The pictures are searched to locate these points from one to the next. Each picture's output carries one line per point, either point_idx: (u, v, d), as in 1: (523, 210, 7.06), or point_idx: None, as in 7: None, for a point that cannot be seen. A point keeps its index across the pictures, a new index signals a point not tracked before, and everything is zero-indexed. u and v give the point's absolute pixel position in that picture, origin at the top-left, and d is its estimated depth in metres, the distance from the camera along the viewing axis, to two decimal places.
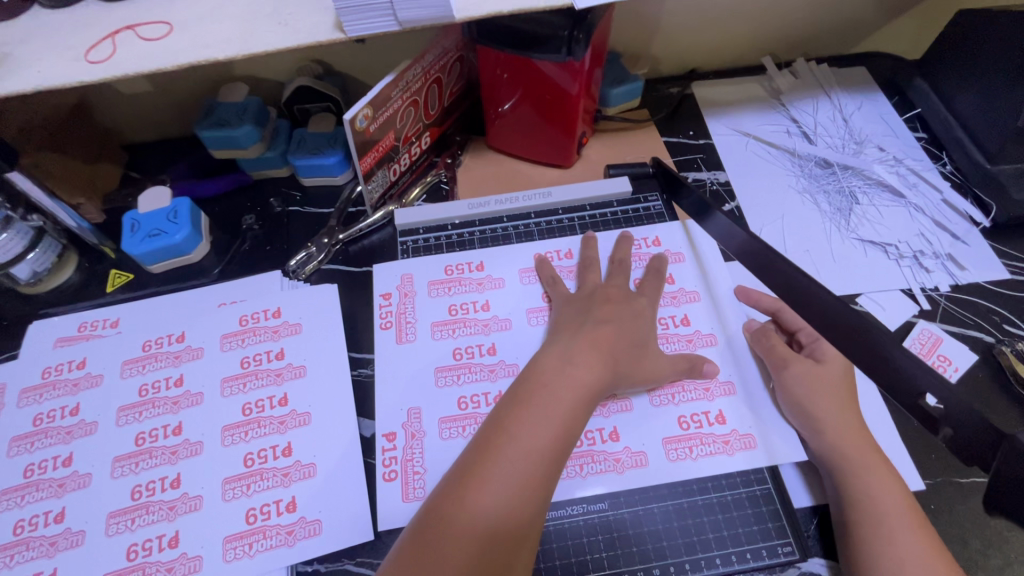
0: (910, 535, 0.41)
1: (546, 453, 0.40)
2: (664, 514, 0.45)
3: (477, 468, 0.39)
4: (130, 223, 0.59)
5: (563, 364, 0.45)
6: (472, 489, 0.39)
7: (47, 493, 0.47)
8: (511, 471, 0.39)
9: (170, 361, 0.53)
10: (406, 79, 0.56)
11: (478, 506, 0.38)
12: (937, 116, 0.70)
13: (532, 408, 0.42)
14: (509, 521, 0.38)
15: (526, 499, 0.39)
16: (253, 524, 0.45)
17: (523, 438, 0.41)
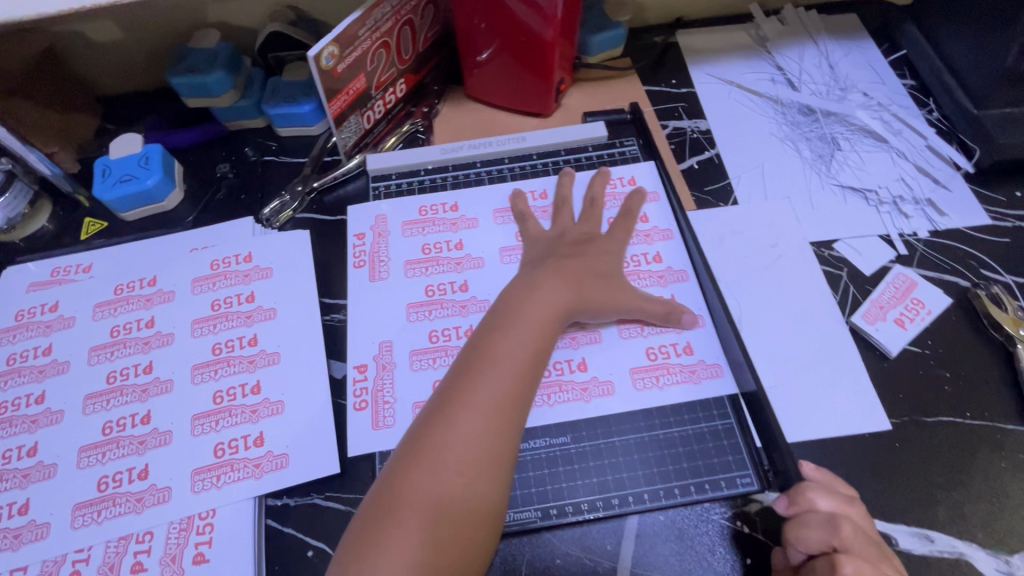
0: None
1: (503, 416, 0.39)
2: (626, 447, 0.46)
3: (437, 418, 0.39)
4: (102, 167, 0.59)
5: (517, 324, 0.44)
6: (430, 459, 0.37)
7: (20, 429, 0.47)
8: (469, 435, 0.38)
9: (142, 304, 0.53)
10: (374, 17, 0.55)
11: (432, 477, 0.37)
12: (926, 62, 0.68)
13: (485, 371, 0.41)
14: (470, 488, 0.37)
15: (488, 459, 0.38)
16: (221, 457, 0.46)
17: (480, 400, 0.40)
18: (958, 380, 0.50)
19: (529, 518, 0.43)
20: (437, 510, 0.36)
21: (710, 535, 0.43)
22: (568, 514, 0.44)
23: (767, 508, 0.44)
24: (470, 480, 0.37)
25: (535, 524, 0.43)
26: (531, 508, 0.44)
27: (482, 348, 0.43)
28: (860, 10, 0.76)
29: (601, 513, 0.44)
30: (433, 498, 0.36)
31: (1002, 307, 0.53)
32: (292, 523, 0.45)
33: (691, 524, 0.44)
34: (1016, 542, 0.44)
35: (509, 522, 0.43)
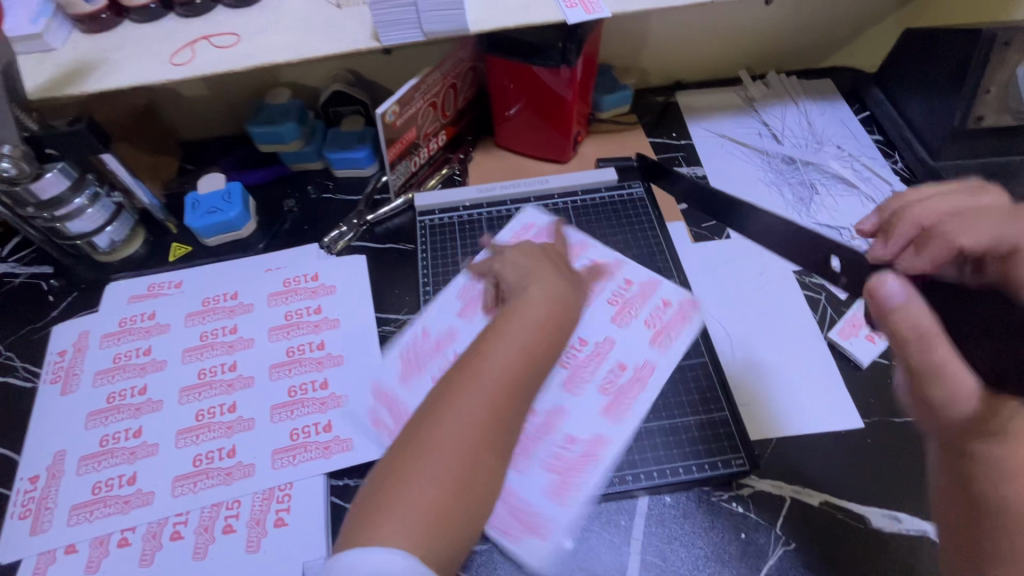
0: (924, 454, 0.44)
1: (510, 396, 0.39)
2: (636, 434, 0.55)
3: (439, 401, 0.38)
4: (191, 201, 0.70)
5: (520, 317, 0.42)
6: (431, 435, 0.36)
7: (126, 414, 0.56)
8: (474, 406, 0.37)
9: (226, 314, 0.63)
10: (426, 84, 0.67)
11: (436, 450, 0.36)
12: (891, 120, 0.80)
13: (488, 361, 0.39)
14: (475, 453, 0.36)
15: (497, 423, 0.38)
16: (295, 440, 0.54)
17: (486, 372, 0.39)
18: None
19: None
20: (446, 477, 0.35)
21: (709, 513, 0.52)
22: None
23: (757, 492, 0.53)
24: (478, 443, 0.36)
25: None
26: None
27: (488, 336, 0.42)
28: (835, 76, 0.88)
29: (617, 490, 0.52)
30: (437, 469, 0.35)
31: None
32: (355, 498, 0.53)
33: (693, 503, 0.52)
34: None
35: None
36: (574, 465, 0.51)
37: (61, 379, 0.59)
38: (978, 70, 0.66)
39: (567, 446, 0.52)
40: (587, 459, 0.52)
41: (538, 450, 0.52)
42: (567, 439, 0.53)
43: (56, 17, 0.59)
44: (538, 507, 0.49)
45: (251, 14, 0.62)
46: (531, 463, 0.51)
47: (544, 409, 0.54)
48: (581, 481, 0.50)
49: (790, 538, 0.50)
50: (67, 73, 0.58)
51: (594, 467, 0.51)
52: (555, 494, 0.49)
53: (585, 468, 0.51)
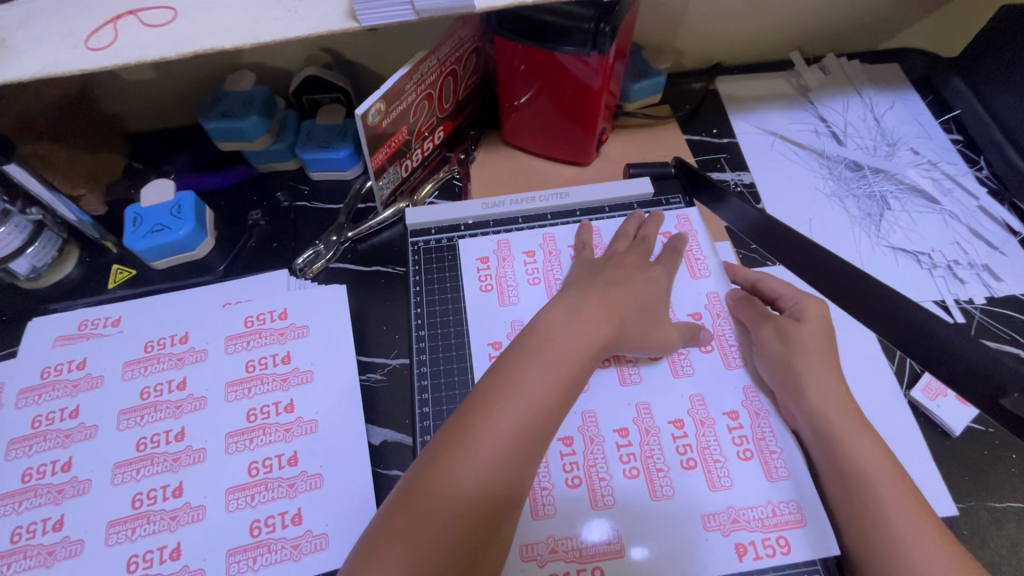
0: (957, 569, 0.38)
1: (512, 462, 0.37)
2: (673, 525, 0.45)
3: (455, 443, 0.37)
4: (133, 215, 0.57)
5: (543, 362, 0.41)
6: (449, 479, 0.36)
7: (45, 499, 0.45)
8: (491, 452, 0.37)
9: (173, 363, 0.51)
10: (421, 71, 0.54)
11: (449, 498, 0.36)
12: (975, 117, 0.66)
13: (489, 425, 0.38)
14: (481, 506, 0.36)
15: (511, 470, 0.37)
16: (257, 536, 0.44)
17: (508, 415, 0.38)
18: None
19: None
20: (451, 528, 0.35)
21: None
22: None
23: None
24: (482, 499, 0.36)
25: None
26: None
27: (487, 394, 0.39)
28: (904, 60, 0.74)
29: None
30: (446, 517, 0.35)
31: None
32: None
33: None
34: None
35: None
36: (705, 457, 0.47)
37: None
38: None
39: (681, 434, 0.48)
40: (708, 434, 0.48)
41: (664, 457, 0.47)
42: (675, 430, 0.49)
43: None
44: (768, 497, 0.46)
45: None
46: (669, 468, 0.47)
47: (626, 418, 0.49)
48: (780, 448, 0.48)
49: None
50: None
51: (717, 433, 0.48)
52: (766, 475, 0.46)
53: (711, 446, 0.48)
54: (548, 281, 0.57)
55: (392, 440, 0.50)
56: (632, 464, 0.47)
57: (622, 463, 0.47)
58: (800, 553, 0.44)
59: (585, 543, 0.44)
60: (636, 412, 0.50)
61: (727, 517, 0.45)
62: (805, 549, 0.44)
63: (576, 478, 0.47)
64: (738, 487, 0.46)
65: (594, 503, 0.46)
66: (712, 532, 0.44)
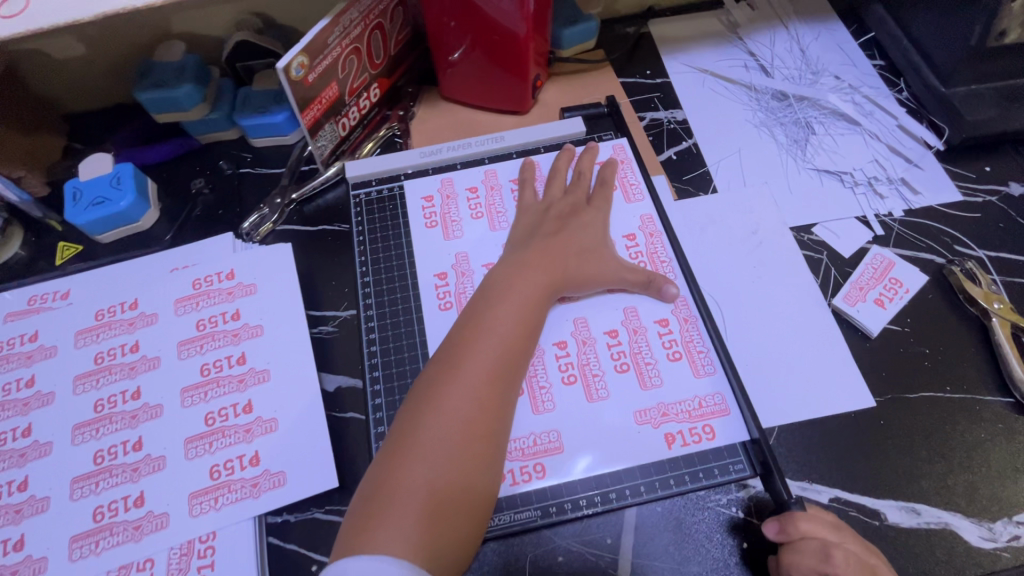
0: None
1: (485, 403, 0.41)
2: (611, 431, 0.47)
3: (432, 393, 0.41)
4: (72, 190, 0.57)
5: (500, 312, 0.46)
6: (427, 427, 0.40)
7: (8, 463, 0.46)
8: (462, 399, 0.41)
9: (125, 328, 0.52)
10: (343, 24, 0.54)
11: (430, 440, 0.39)
12: (894, 42, 0.69)
13: (459, 372, 0.42)
14: (459, 447, 0.39)
15: (483, 414, 0.41)
16: (217, 479, 0.46)
17: (472, 366, 0.42)
18: (937, 356, 0.52)
19: (529, 518, 0.45)
20: (434, 466, 0.38)
21: (707, 522, 0.46)
22: (567, 511, 0.45)
23: (760, 493, 0.46)
24: (461, 438, 0.40)
25: (535, 523, 0.45)
26: (530, 509, 0.45)
27: (459, 339, 0.44)
28: None
29: (599, 508, 0.45)
30: (430, 462, 0.38)
31: (977, 282, 0.54)
32: (295, 538, 0.45)
33: (688, 513, 0.46)
34: (1001, 509, 0.46)
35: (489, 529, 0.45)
36: (640, 360, 0.50)
37: None
38: None
39: (616, 342, 0.51)
40: (641, 340, 0.51)
41: (599, 364, 0.50)
42: (610, 339, 0.51)
43: None
44: (695, 392, 0.49)
45: None
46: (604, 372, 0.50)
47: (565, 332, 0.51)
48: (706, 348, 0.51)
49: None
50: None
51: (649, 339, 0.51)
52: (694, 372, 0.49)
53: (643, 351, 0.51)
54: (490, 215, 0.58)
55: (346, 386, 0.52)
56: (570, 371, 0.50)
57: (561, 371, 0.50)
58: (723, 439, 0.47)
59: (529, 444, 0.47)
60: (574, 326, 0.52)
61: (659, 416, 0.48)
62: (727, 435, 0.47)
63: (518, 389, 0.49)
64: (667, 385, 0.49)
65: (535, 409, 0.48)
66: (646, 435, 0.47)
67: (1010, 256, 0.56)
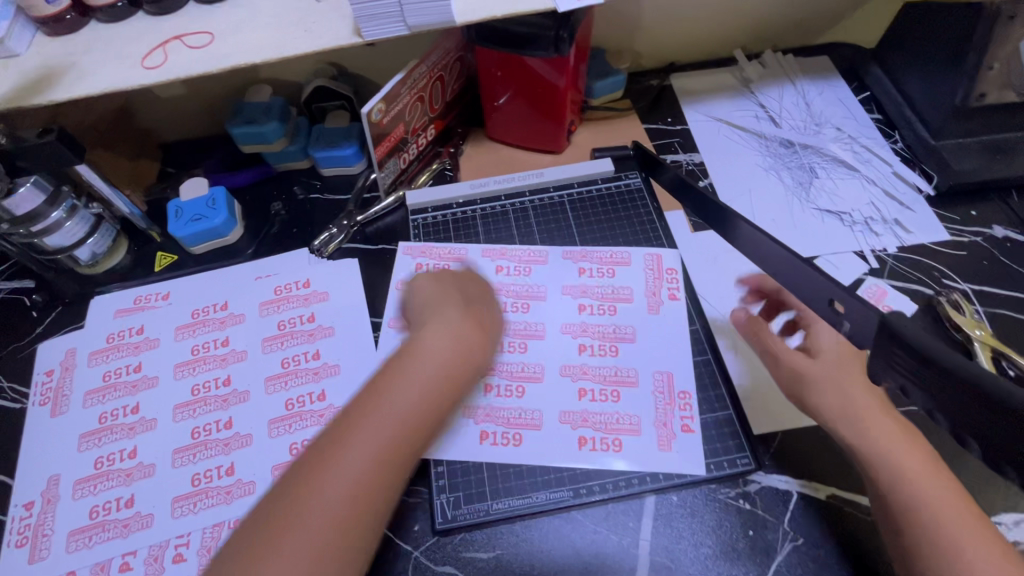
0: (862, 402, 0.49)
1: (393, 451, 0.41)
2: (637, 435, 0.55)
3: (335, 439, 0.40)
4: (173, 209, 0.67)
5: (415, 363, 0.45)
6: (324, 474, 0.38)
7: (120, 434, 0.55)
8: (368, 448, 0.40)
9: (217, 325, 0.61)
10: (412, 78, 0.65)
11: (323, 488, 0.37)
12: (890, 98, 0.77)
13: (372, 417, 0.41)
14: (359, 497, 0.38)
15: (391, 460, 0.40)
16: (295, 455, 0.53)
17: (390, 412, 0.42)
18: None
19: (561, 497, 0.52)
20: (327, 515, 0.37)
21: (717, 511, 0.52)
22: (594, 493, 0.53)
23: (765, 487, 0.53)
24: (361, 486, 0.38)
25: (567, 502, 0.52)
26: (563, 489, 0.53)
27: (376, 386, 0.44)
28: (832, 54, 0.86)
29: (623, 491, 0.53)
30: (321, 512, 0.37)
31: (962, 311, 0.60)
32: None
33: (701, 503, 0.52)
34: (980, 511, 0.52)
35: (532, 505, 0.52)
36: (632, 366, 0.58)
37: (49, 401, 0.58)
38: (979, 50, 0.64)
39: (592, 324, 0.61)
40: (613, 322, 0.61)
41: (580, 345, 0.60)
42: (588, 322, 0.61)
43: (18, 20, 0.56)
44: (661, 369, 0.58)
45: (225, 10, 0.58)
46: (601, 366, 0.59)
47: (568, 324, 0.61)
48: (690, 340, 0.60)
49: (799, 532, 0.50)
50: (32, 81, 0.55)
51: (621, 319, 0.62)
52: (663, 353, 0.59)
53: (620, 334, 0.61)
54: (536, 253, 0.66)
55: None
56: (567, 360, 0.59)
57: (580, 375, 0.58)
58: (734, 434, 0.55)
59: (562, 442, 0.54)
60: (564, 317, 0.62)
61: (684, 423, 0.55)
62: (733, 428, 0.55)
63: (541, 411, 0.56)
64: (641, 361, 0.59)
65: (580, 444, 0.55)
66: (671, 449, 0.54)
67: (993, 290, 0.63)
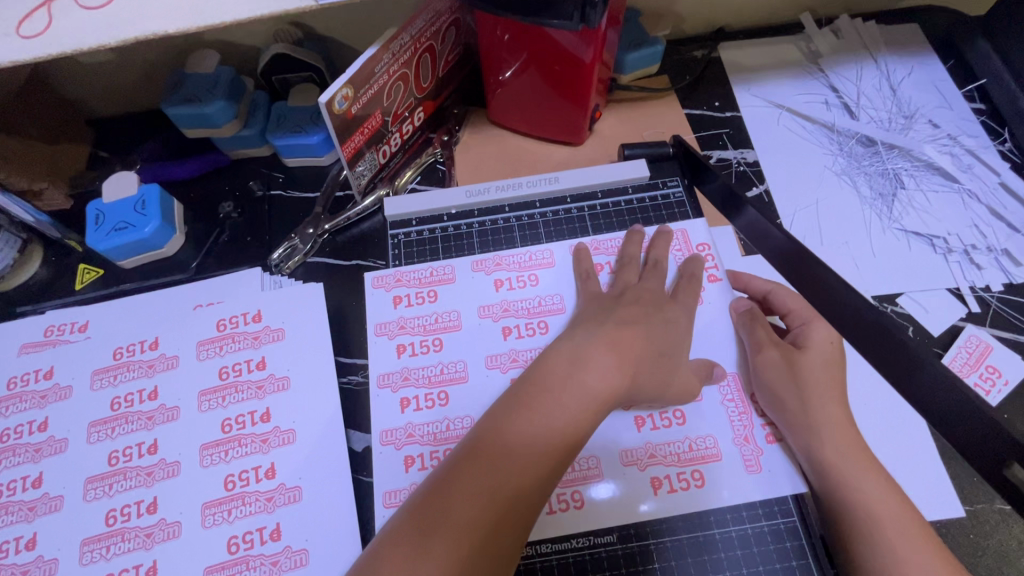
0: (841, 466, 0.41)
1: (539, 466, 0.35)
2: (677, 549, 0.42)
3: (476, 451, 0.36)
4: (94, 213, 0.53)
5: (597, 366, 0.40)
6: (458, 491, 0.34)
7: (17, 517, 0.44)
8: (507, 461, 0.35)
9: (144, 371, 0.49)
10: (393, 49, 0.49)
11: (461, 505, 0.34)
12: (999, 84, 0.61)
13: (514, 426, 0.37)
14: (496, 519, 0.34)
15: (531, 477, 0.35)
16: (235, 553, 0.42)
17: (542, 421, 0.37)
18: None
19: None
20: (461, 534, 0.33)
21: None
22: None
23: None
24: (498, 505, 0.34)
25: None
26: None
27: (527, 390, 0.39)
28: (924, 22, 0.68)
29: None
30: (457, 533, 0.33)
31: None
32: None
33: None
34: None
35: None
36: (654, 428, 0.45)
37: None
38: None
39: None
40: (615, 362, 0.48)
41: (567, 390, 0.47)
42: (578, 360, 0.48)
43: None
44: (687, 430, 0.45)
45: None
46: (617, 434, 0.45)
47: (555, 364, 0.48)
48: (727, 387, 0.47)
49: None
50: None
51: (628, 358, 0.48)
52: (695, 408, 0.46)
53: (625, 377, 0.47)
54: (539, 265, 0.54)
55: None
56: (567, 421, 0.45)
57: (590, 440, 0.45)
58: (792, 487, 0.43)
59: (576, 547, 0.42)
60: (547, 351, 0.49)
61: (749, 460, 0.44)
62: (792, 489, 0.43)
63: (578, 496, 0.43)
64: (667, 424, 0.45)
65: (656, 487, 0.43)
66: (761, 470, 0.43)
67: None
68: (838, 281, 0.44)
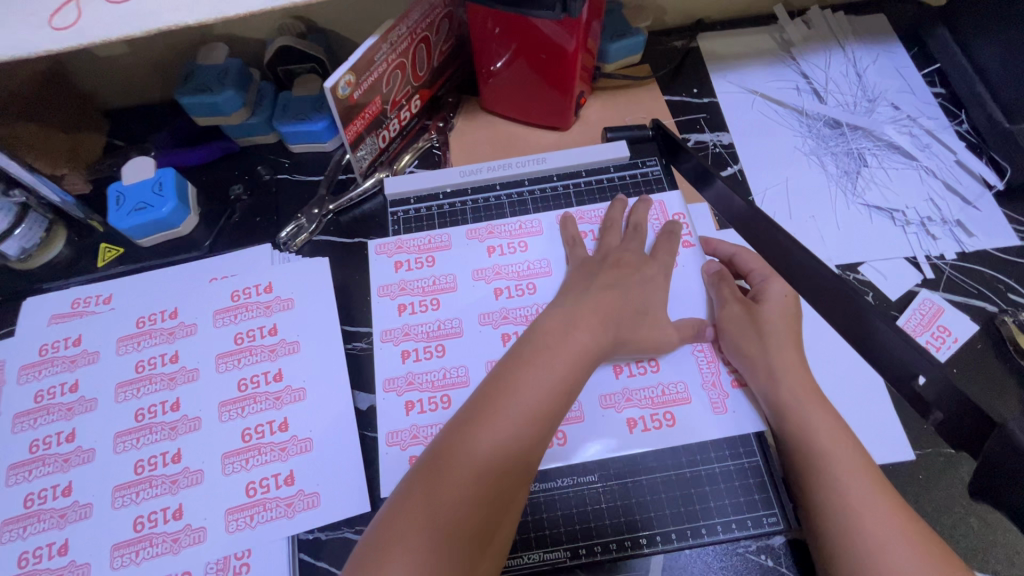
0: (791, 395, 0.46)
1: (530, 428, 0.39)
2: (652, 486, 0.47)
3: (475, 417, 0.39)
4: (116, 194, 0.57)
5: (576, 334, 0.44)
6: (461, 452, 0.38)
7: (53, 467, 0.48)
8: (501, 426, 0.39)
9: (165, 338, 0.53)
10: (390, 40, 0.53)
11: (462, 467, 0.37)
12: (957, 69, 0.65)
13: (505, 395, 0.40)
14: (495, 477, 0.37)
15: (524, 439, 0.39)
16: (253, 496, 0.47)
17: (530, 388, 0.40)
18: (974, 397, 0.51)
19: (558, 558, 0.45)
20: (465, 492, 0.36)
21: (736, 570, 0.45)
22: (596, 553, 0.45)
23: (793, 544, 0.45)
24: (495, 464, 0.37)
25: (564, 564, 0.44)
26: (560, 549, 0.45)
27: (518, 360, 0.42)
28: (890, 12, 0.73)
29: (629, 552, 0.45)
30: (461, 489, 0.36)
31: None
32: (325, 556, 0.46)
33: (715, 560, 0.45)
34: None
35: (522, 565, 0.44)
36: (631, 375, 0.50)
37: None
38: None
39: None
40: None
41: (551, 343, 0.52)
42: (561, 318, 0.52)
43: None
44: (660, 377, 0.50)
45: None
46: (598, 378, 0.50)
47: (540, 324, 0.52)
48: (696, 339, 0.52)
49: None
50: None
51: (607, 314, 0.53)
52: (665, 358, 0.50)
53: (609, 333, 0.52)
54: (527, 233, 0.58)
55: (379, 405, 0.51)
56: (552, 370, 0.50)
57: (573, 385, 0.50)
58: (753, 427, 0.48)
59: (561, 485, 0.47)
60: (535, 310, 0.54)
61: (716, 402, 0.49)
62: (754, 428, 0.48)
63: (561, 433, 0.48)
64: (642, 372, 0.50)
65: (631, 426, 0.48)
66: (726, 411, 0.49)
67: None
68: (791, 241, 0.49)
